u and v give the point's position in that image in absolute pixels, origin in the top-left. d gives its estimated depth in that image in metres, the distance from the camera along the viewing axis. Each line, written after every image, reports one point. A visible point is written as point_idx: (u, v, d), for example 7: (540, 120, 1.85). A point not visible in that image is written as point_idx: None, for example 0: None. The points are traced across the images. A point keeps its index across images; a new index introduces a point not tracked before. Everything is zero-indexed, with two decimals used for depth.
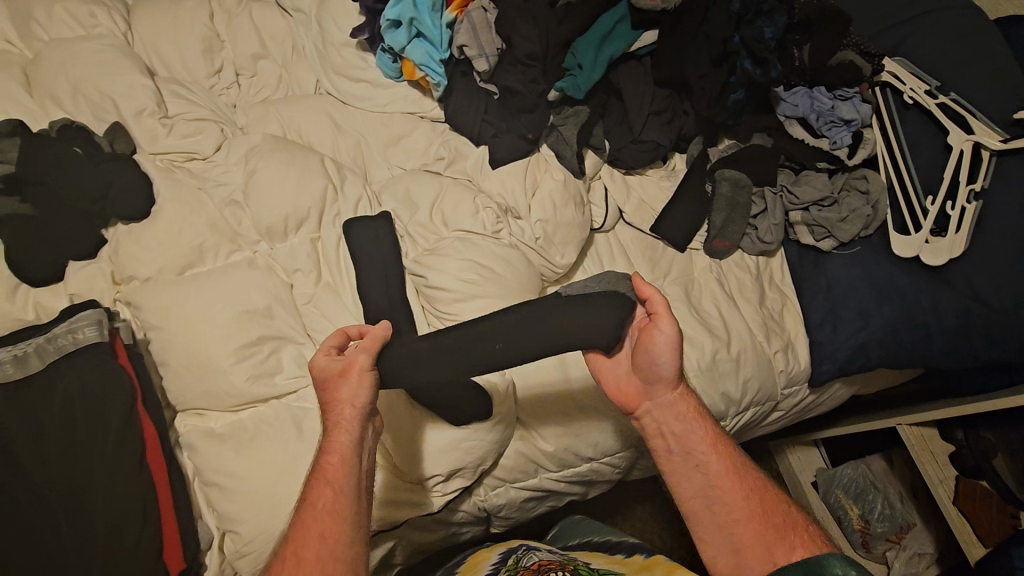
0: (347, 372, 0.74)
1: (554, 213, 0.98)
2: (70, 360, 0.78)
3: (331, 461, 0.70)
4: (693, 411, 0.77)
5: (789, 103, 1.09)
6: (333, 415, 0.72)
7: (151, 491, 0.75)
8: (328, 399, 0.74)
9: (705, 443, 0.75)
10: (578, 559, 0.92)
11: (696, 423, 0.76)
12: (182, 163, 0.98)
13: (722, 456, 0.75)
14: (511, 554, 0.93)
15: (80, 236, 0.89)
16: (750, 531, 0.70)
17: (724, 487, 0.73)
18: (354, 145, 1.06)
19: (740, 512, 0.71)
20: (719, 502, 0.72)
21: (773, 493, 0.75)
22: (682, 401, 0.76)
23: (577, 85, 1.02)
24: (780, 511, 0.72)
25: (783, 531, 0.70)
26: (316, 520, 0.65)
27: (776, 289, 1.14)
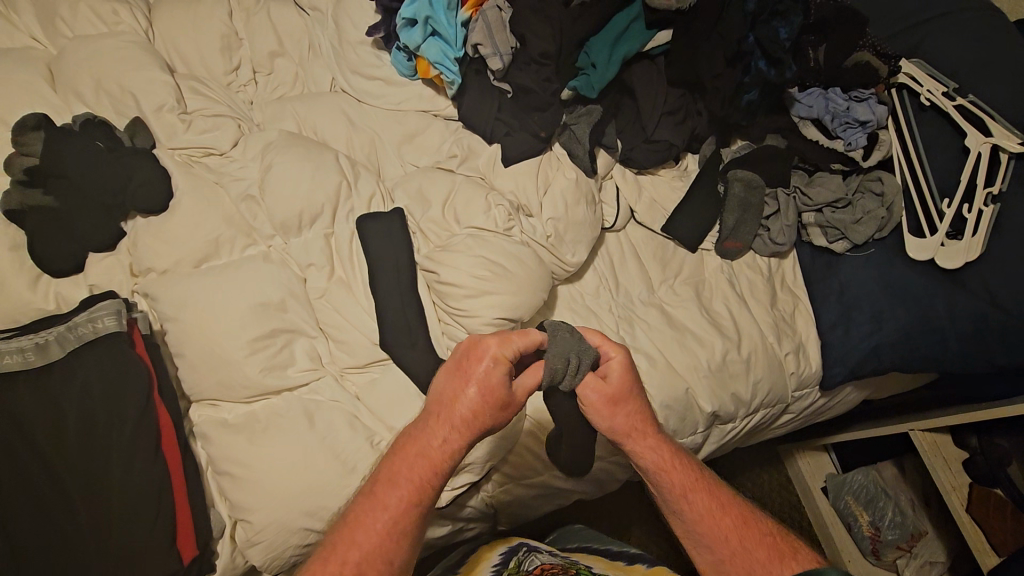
0: (501, 402, 0.68)
1: (565, 212, 0.99)
2: (89, 348, 0.79)
3: (425, 461, 0.68)
4: (665, 456, 0.74)
5: (804, 103, 1.10)
6: (453, 427, 0.67)
7: (167, 477, 0.76)
8: (454, 401, 0.67)
9: (677, 485, 0.74)
10: (580, 563, 0.92)
11: (673, 465, 0.74)
12: (200, 158, 1.00)
13: (701, 497, 0.74)
14: (512, 556, 0.93)
15: (101, 228, 0.91)
16: (734, 564, 0.71)
17: (706, 530, 0.72)
18: (367, 142, 1.07)
19: (724, 552, 0.71)
20: (704, 545, 0.72)
21: (766, 520, 0.75)
22: (653, 446, 0.74)
23: (591, 83, 1.04)
24: (763, 543, 0.71)
25: (769, 564, 0.70)
26: (378, 524, 0.65)
27: (787, 290, 1.13)
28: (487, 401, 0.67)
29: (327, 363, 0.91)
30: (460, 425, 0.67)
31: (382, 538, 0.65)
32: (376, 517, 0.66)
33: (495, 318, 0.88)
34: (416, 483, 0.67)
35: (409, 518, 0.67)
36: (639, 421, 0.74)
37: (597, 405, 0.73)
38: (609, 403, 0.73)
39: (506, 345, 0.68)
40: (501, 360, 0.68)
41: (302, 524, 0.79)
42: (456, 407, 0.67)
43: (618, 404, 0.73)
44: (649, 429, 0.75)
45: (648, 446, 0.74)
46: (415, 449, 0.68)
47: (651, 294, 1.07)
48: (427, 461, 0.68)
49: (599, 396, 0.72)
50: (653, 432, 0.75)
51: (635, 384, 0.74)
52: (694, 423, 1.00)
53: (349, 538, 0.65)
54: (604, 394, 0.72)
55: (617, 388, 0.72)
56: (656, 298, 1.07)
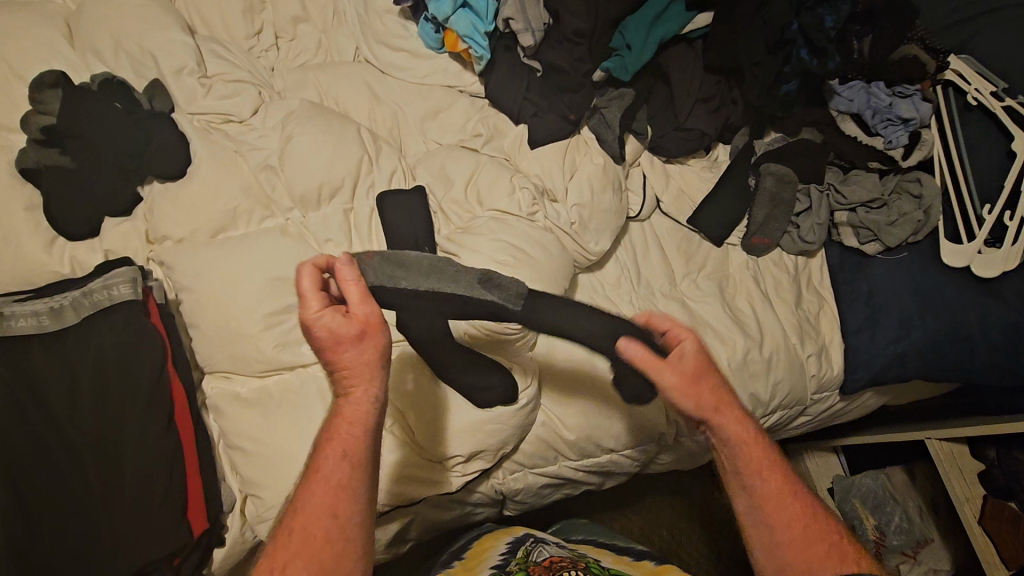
0: (357, 343, 0.62)
1: (591, 199, 0.96)
2: (105, 316, 0.77)
3: (343, 420, 0.64)
4: (753, 443, 0.71)
5: (844, 97, 1.05)
6: (351, 377, 0.63)
7: (178, 449, 0.75)
8: (335, 366, 0.63)
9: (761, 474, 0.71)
10: (589, 556, 0.92)
11: (752, 441, 0.72)
12: (219, 125, 0.97)
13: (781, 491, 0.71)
14: (520, 546, 0.93)
15: (117, 192, 0.89)
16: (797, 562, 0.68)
17: (773, 514, 0.70)
18: (390, 116, 1.04)
19: (786, 538, 0.69)
20: (766, 526, 0.70)
21: (833, 519, 0.72)
22: (743, 431, 0.71)
23: (625, 66, 0.99)
24: (827, 542, 0.69)
25: (828, 563, 0.68)
26: (317, 493, 0.61)
27: (813, 291, 1.09)
28: (347, 351, 0.62)
29: None
30: (352, 376, 0.63)
31: (324, 499, 0.61)
32: (319, 485, 0.62)
33: None
34: (347, 441, 0.63)
35: (344, 476, 0.62)
36: (723, 394, 0.72)
37: (680, 388, 0.69)
38: (691, 378, 0.70)
39: (311, 298, 0.61)
40: (322, 315, 0.61)
41: None
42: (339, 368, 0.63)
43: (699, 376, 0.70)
44: (734, 401, 0.73)
45: (732, 417, 0.72)
46: (337, 411, 0.65)
47: (673, 287, 1.04)
48: (347, 423, 0.64)
49: (679, 378, 0.69)
50: (736, 406, 0.72)
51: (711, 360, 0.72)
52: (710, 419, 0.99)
53: (297, 515, 0.61)
54: (687, 376, 0.69)
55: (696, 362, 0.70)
56: (678, 292, 1.05)
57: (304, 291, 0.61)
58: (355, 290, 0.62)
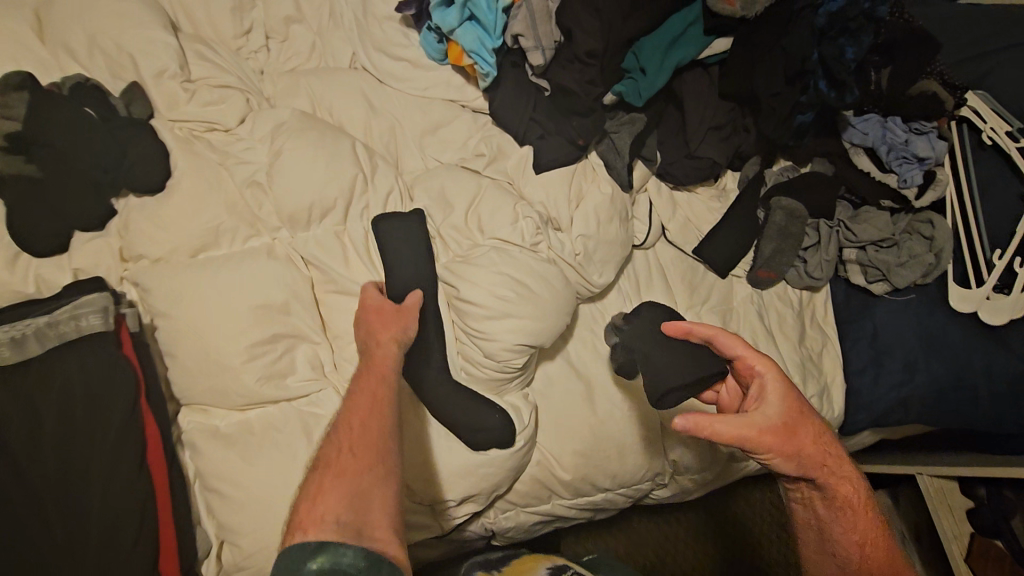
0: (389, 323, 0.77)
1: (597, 229, 0.92)
2: (72, 347, 0.71)
3: (355, 408, 0.68)
4: (846, 496, 0.73)
5: (859, 130, 1.02)
6: (366, 381, 0.71)
7: (149, 495, 0.70)
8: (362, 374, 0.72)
9: (842, 520, 0.73)
10: None
11: (849, 500, 0.73)
12: (202, 133, 0.90)
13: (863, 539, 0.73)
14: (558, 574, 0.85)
15: (89, 206, 0.82)
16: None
17: None
18: (387, 130, 0.98)
19: None
20: None
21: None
22: (835, 484, 0.73)
23: (638, 91, 0.93)
24: None
25: None
26: (344, 460, 0.63)
27: (816, 327, 1.07)
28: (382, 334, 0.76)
29: (330, 373, 0.84)
30: (375, 373, 0.72)
31: (357, 463, 0.63)
32: (342, 456, 0.63)
33: (516, 344, 0.81)
34: (365, 416, 0.67)
35: (383, 394, 0.70)
36: (824, 446, 0.73)
37: (774, 445, 0.69)
38: (789, 437, 0.70)
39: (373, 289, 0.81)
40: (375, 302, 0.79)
41: None
42: (374, 332, 0.76)
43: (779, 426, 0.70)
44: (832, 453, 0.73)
45: (829, 478, 0.73)
46: (345, 410, 0.69)
47: None
48: (383, 358, 0.73)
49: (775, 433, 0.69)
50: (832, 461, 0.73)
51: (802, 403, 0.73)
52: (710, 458, 0.97)
53: (314, 495, 0.60)
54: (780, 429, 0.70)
55: (777, 412, 0.71)
56: None
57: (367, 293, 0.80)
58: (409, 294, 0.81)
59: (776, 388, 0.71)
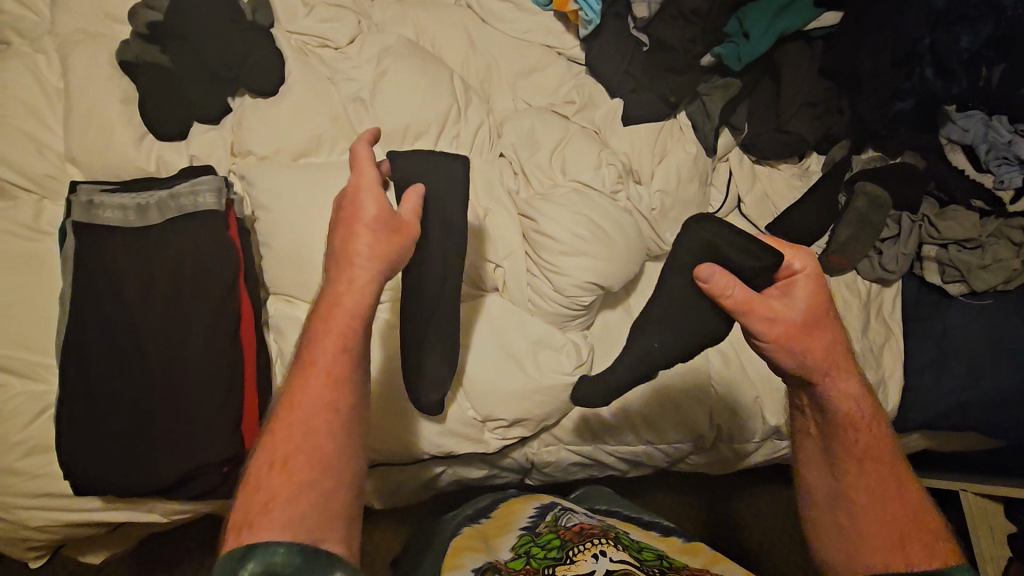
0: (388, 261, 0.64)
1: (677, 186, 0.93)
2: (186, 220, 0.78)
3: (302, 404, 0.58)
4: (853, 418, 0.66)
5: (958, 126, 0.98)
6: (320, 364, 0.60)
7: (238, 365, 0.76)
8: (319, 340, 0.61)
9: (855, 452, 0.66)
10: (619, 528, 0.88)
11: (857, 421, 0.66)
12: (315, 48, 0.96)
13: (870, 475, 0.66)
14: (549, 511, 0.90)
15: (209, 98, 0.88)
16: (863, 552, 0.64)
17: (864, 507, 0.65)
18: (484, 68, 1.01)
19: (880, 541, 0.64)
20: (855, 517, 0.66)
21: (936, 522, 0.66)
22: (841, 399, 0.66)
23: (738, 54, 0.94)
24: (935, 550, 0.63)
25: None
26: (278, 483, 0.55)
27: (882, 321, 1.05)
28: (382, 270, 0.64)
29: None
30: (327, 371, 0.59)
31: (284, 483, 0.55)
32: (271, 479, 0.55)
33: (586, 283, 0.84)
34: (309, 421, 0.58)
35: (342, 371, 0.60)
36: (840, 357, 0.65)
37: (783, 333, 0.62)
38: (804, 331, 0.63)
39: (370, 204, 0.64)
40: (367, 230, 0.63)
41: None
42: (353, 270, 0.62)
43: (807, 332, 0.63)
44: (845, 366, 0.66)
45: (844, 389, 0.66)
46: (283, 403, 0.60)
47: None
48: (345, 312, 0.61)
49: (787, 325, 0.62)
50: (843, 374, 0.65)
51: (834, 305, 0.65)
52: (752, 432, 0.98)
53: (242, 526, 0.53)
54: (799, 324, 0.63)
55: (809, 316, 0.63)
56: None
57: (362, 218, 0.63)
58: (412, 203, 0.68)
59: (807, 286, 0.65)
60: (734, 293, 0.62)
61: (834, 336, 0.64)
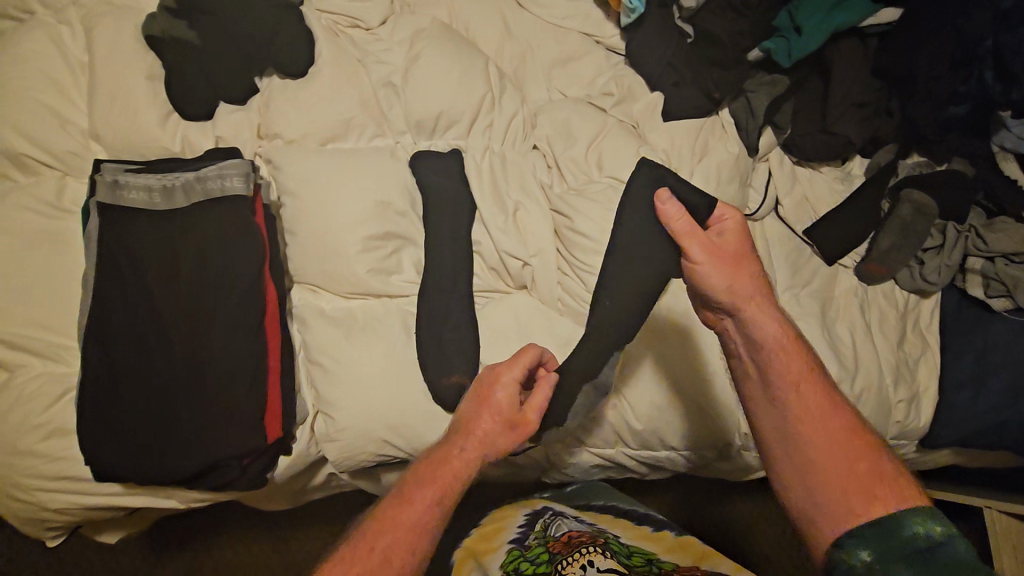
0: (503, 415, 0.69)
1: (716, 188, 0.89)
2: (212, 205, 0.76)
3: (408, 509, 0.61)
4: (778, 338, 0.68)
5: (1012, 133, 0.91)
6: (434, 479, 0.64)
7: (262, 355, 0.74)
8: (432, 468, 0.65)
9: (791, 380, 0.66)
10: (608, 532, 0.88)
11: (786, 344, 0.68)
12: (346, 28, 0.92)
13: (806, 397, 0.66)
14: (537, 519, 0.91)
15: (237, 78, 0.85)
16: (818, 483, 0.62)
17: (805, 428, 0.65)
18: (519, 55, 0.97)
19: (819, 463, 0.63)
20: (796, 440, 0.65)
21: (882, 452, 0.64)
22: (765, 320, 0.68)
23: (788, 51, 0.90)
24: (876, 474, 0.61)
25: (864, 496, 0.60)
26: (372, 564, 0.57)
27: (917, 334, 1.02)
28: (500, 421, 0.68)
29: None
30: (441, 484, 0.64)
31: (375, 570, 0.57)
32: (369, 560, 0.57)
33: None
34: (412, 526, 0.60)
35: (437, 516, 0.62)
36: (760, 283, 0.69)
37: (708, 254, 0.69)
38: (727, 257, 0.69)
39: (515, 370, 0.70)
40: (510, 384, 0.70)
41: (382, 437, 0.78)
42: (471, 423, 0.68)
43: (732, 261, 0.69)
44: (764, 292, 0.69)
45: (768, 315, 0.68)
46: (388, 506, 0.62)
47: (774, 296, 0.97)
48: (463, 450, 0.66)
49: (707, 247, 0.69)
50: (765, 299, 0.69)
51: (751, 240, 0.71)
52: None
53: None
54: (720, 249, 0.69)
55: (735, 247, 0.70)
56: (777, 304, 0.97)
57: (515, 375, 0.70)
58: (540, 401, 0.71)
59: (730, 218, 0.72)
60: (671, 215, 0.69)
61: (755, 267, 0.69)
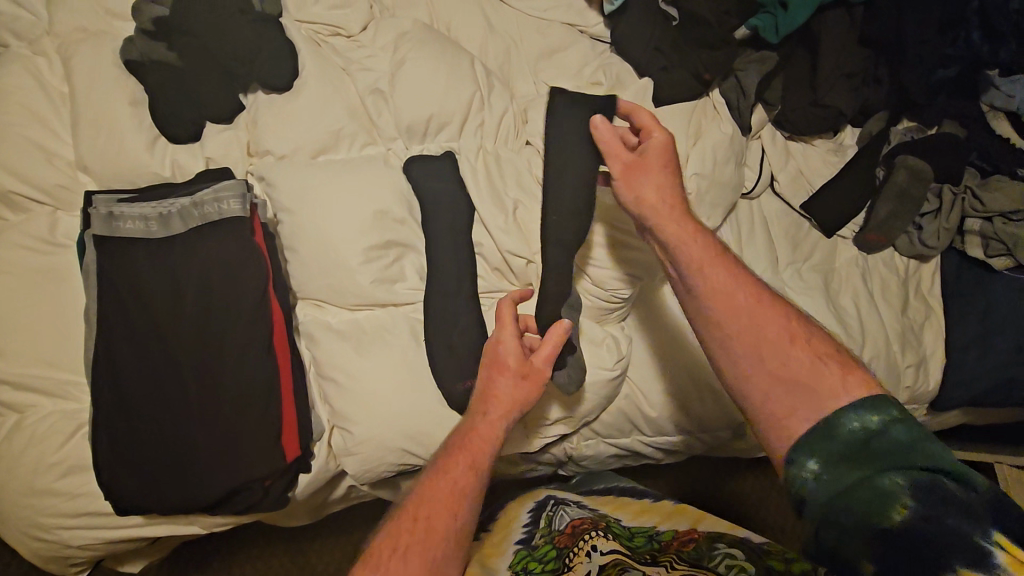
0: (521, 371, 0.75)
1: (713, 169, 0.89)
2: (211, 229, 0.75)
3: (446, 476, 0.68)
4: (690, 234, 0.69)
5: (1003, 91, 0.95)
6: (465, 449, 0.70)
7: (275, 376, 0.74)
8: (465, 437, 0.71)
9: (708, 271, 0.66)
10: (610, 516, 0.86)
11: (702, 240, 0.69)
12: (328, 38, 0.91)
13: (726, 284, 0.65)
14: (541, 513, 0.88)
15: (222, 96, 0.84)
16: (741, 363, 0.62)
17: (724, 313, 0.64)
18: (503, 51, 0.96)
19: (741, 344, 0.62)
20: (718, 327, 0.64)
21: (811, 334, 0.62)
22: (677, 219, 0.70)
23: (776, 27, 0.91)
24: (802, 352, 0.60)
25: (789, 372, 0.59)
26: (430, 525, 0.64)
27: (920, 298, 1.02)
28: (517, 376, 0.74)
29: None
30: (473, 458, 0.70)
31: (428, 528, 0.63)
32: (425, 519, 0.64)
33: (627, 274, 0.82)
34: (453, 488, 0.67)
35: (474, 488, 0.68)
36: (673, 189, 0.72)
37: (625, 169, 0.73)
38: (640, 168, 0.72)
39: (509, 328, 0.76)
40: (512, 343, 0.75)
41: (402, 446, 0.78)
42: (491, 387, 0.74)
43: (645, 171, 0.72)
44: (677, 197, 0.72)
45: (680, 218, 0.70)
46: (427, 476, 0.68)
47: (776, 274, 0.98)
48: (495, 408, 0.73)
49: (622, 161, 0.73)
50: (678, 203, 0.71)
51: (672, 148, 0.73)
52: None
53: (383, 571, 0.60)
54: (638, 162, 0.73)
55: (653, 157, 0.73)
56: (780, 280, 0.98)
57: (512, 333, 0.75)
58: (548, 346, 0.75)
59: (657, 133, 0.73)
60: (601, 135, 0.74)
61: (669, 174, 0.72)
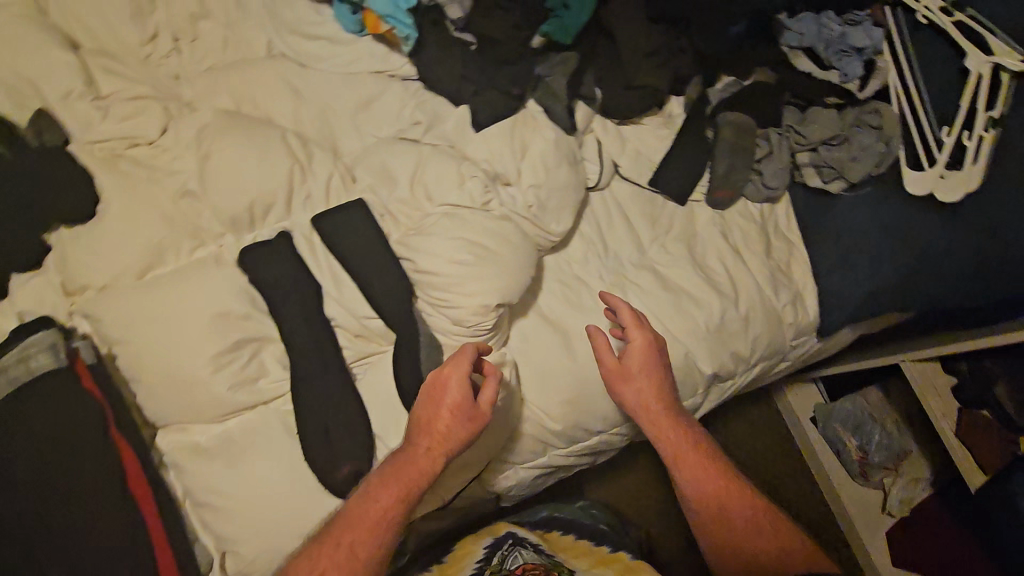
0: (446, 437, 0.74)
1: (547, 176, 0.90)
2: (26, 391, 0.70)
3: (341, 547, 0.70)
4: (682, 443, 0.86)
5: (794, 31, 1.03)
6: (363, 521, 0.71)
7: (138, 522, 0.70)
8: (360, 503, 0.72)
9: (697, 471, 0.86)
10: (564, 564, 0.95)
11: (691, 449, 0.87)
12: (125, 151, 0.87)
13: (710, 487, 0.85)
14: (497, 550, 0.95)
15: (19, 244, 0.79)
16: (723, 536, 0.83)
17: (710, 506, 0.85)
18: (317, 115, 0.95)
19: (722, 519, 0.84)
20: (706, 502, 0.85)
21: (772, 507, 0.86)
22: (670, 435, 0.86)
23: (565, 28, 0.95)
24: (768, 524, 0.83)
25: (766, 546, 0.81)
26: None
27: (780, 237, 1.07)
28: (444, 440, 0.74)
29: None
30: (372, 523, 0.72)
31: None
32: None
33: (484, 303, 0.81)
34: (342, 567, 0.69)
35: (367, 554, 0.71)
36: (662, 391, 0.87)
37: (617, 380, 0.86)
38: (625, 377, 0.86)
39: (457, 387, 0.74)
40: (452, 402, 0.74)
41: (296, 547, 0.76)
42: (415, 443, 0.74)
43: (629, 383, 0.86)
44: (664, 406, 0.87)
45: (673, 430, 0.86)
46: (318, 547, 0.70)
47: (641, 254, 1.00)
48: (411, 476, 0.73)
49: (613, 372, 0.86)
50: (666, 408, 0.86)
51: (662, 349, 0.88)
52: (693, 386, 0.98)
53: None
54: (625, 370, 0.86)
55: (637, 376, 0.86)
56: (647, 259, 1.00)
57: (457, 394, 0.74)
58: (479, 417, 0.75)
59: (636, 338, 0.86)
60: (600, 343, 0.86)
61: (656, 380, 0.86)
